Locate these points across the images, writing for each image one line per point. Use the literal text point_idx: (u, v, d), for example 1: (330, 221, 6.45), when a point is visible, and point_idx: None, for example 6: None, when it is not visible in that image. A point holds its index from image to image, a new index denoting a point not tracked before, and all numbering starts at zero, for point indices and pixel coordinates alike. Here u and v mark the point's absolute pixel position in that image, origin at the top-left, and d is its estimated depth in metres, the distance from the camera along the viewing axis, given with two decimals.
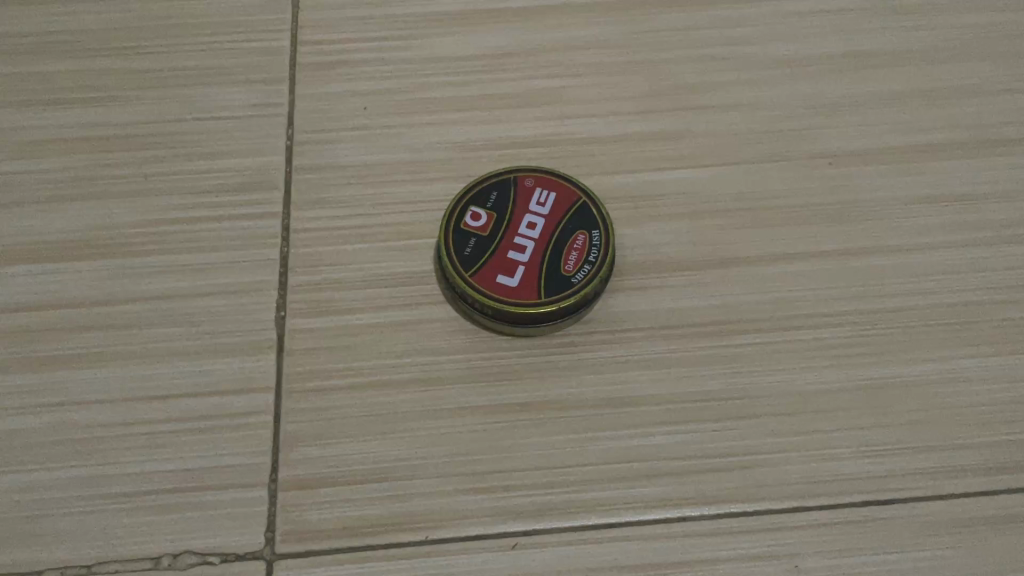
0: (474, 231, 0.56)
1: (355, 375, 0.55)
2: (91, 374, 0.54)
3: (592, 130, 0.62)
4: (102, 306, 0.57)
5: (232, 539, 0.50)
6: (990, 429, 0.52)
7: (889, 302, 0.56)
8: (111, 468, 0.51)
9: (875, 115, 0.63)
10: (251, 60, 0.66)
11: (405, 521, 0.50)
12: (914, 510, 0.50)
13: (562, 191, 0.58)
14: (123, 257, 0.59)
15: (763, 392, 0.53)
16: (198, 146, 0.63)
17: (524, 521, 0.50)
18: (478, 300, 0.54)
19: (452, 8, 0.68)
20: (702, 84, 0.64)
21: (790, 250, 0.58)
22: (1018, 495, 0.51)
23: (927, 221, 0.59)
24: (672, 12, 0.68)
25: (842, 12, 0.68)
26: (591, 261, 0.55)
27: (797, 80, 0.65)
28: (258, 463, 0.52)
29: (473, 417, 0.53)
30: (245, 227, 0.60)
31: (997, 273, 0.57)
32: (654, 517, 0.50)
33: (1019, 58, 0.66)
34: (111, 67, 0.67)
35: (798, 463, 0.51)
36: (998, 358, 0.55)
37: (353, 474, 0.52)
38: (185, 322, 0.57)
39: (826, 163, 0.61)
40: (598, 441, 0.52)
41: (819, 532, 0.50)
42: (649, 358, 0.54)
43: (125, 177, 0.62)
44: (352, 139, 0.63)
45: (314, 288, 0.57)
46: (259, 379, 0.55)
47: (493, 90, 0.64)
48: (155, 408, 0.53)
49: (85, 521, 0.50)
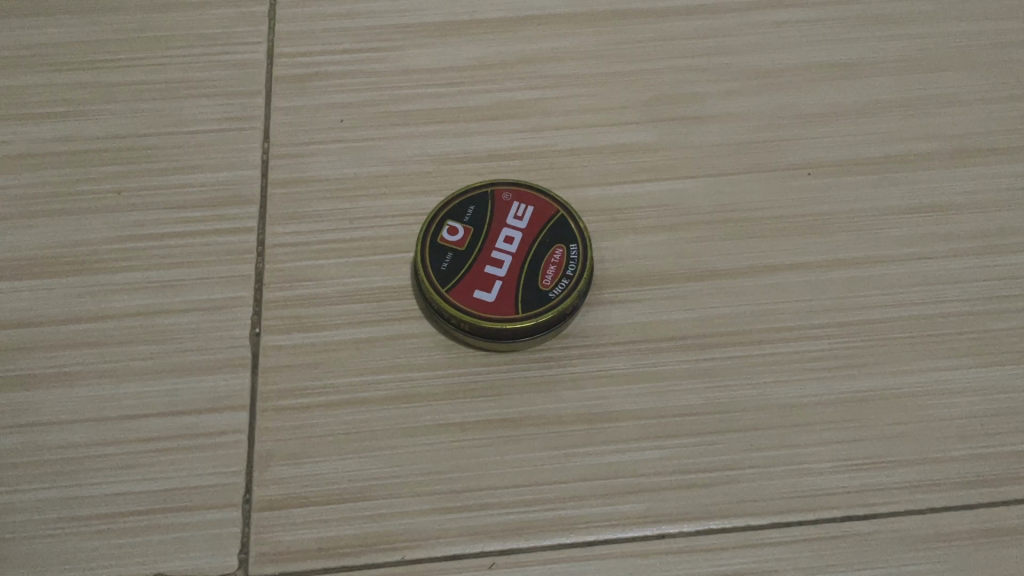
0: (451, 245, 0.55)
1: (333, 392, 0.53)
2: (62, 393, 0.53)
3: (571, 144, 0.63)
4: (71, 323, 0.55)
5: (206, 561, 0.48)
6: (963, 439, 0.53)
7: (862, 314, 0.57)
8: (83, 490, 0.50)
9: (845, 128, 0.65)
10: (227, 72, 0.65)
11: (384, 541, 0.49)
12: (892, 519, 0.51)
13: (540, 204, 0.57)
14: (92, 273, 0.57)
15: (741, 405, 0.53)
16: (171, 159, 0.62)
17: (506, 539, 0.49)
18: (456, 316, 0.53)
19: (431, 20, 0.68)
20: (678, 99, 0.65)
21: (765, 263, 0.59)
22: (990, 504, 0.52)
23: (896, 234, 0.60)
24: (650, 26, 0.68)
25: (813, 26, 0.69)
26: (570, 275, 0.54)
27: (771, 95, 0.66)
28: (232, 483, 0.51)
29: (453, 433, 0.52)
30: (218, 242, 0.59)
31: (967, 284, 0.59)
32: (636, 533, 0.50)
33: (982, 69, 0.68)
34: (81, 79, 0.65)
35: (779, 474, 0.52)
36: (973, 367, 0.56)
37: (330, 494, 0.50)
38: (157, 339, 0.55)
39: (800, 178, 0.62)
40: (579, 456, 0.52)
41: (799, 544, 0.50)
42: (632, 371, 0.54)
43: (95, 191, 0.61)
44: (330, 151, 0.62)
45: (290, 303, 0.56)
46: (235, 396, 0.53)
47: (473, 103, 0.64)
48: (128, 427, 0.52)
49: (56, 544, 0.49)
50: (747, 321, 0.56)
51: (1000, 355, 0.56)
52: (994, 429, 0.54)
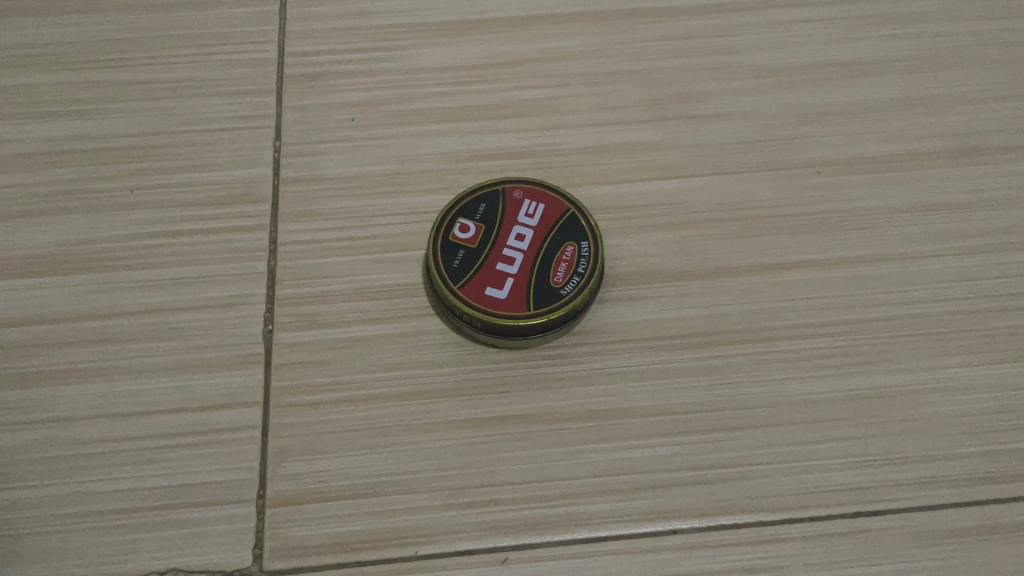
0: (462, 242, 0.55)
1: (344, 389, 0.54)
2: (75, 390, 0.53)
3: (580, 143, 0.63)
4: (83, 320, 0.56)
5: (219, 556, 0.49)
6: (972, 436, 0.54)
7: (870, 312, 0.57)
8: (97, 486, 0.51)
9: (853, 127, 0.65)
10: (237, 71, 0.66)
11: (396, 537, 0.49)
12: (902, 516, 0.51)
13: (550, 202, 0.57)
14: (105, 271, 0.58)
15: (751, 402, 0.54)
16: (181, 157, 0.62)
17: (518, 535, 0.49)
18: (467, 313, 0.53)
19: (438, 19, 0.68)
20: (687, 98, 0.66)
21: (774, 260, 0.59)
22: (999, 501, 0.52)
23: (905, 232, 0.61)
24: (658, 25, 0.69)
25: (820, 25, 0.70)
26: (581, 272, 0.54)
27: (779, 94, 0.66)
28: (246, 479, 0.51)
29: (464, 430, 0.52)
30: (230, 241, 0.59)
31: (976, 282, 0.59)
32: (646, 529, 0.50)
33: (990, 68, 0.68)
34: (93, 79, 0.66)
35: (789, 471, 0.52)
36: (981, 365, 0.56)
37: (342, 490, 0.51)
38: (170, 336, 0.56)
39: (808, 177, 0.62)
40: (590, 453, 0.52)
41: (809, 540, 0.50)
42: (642, 369, 0.55)
43: (108, 189, 0.61)
44: (340, 150, 0.62)
45: (301, 301, 0.56)
46: (247, 393, 0.54)
47: (481, 102, 0.65)
48: (142, 424, 0.52)
49: (70, 539, 0.49)
50: (755, 319, 0.56)
51: (1008, 353, 0.56)
52: (1003, 427, 0.54)
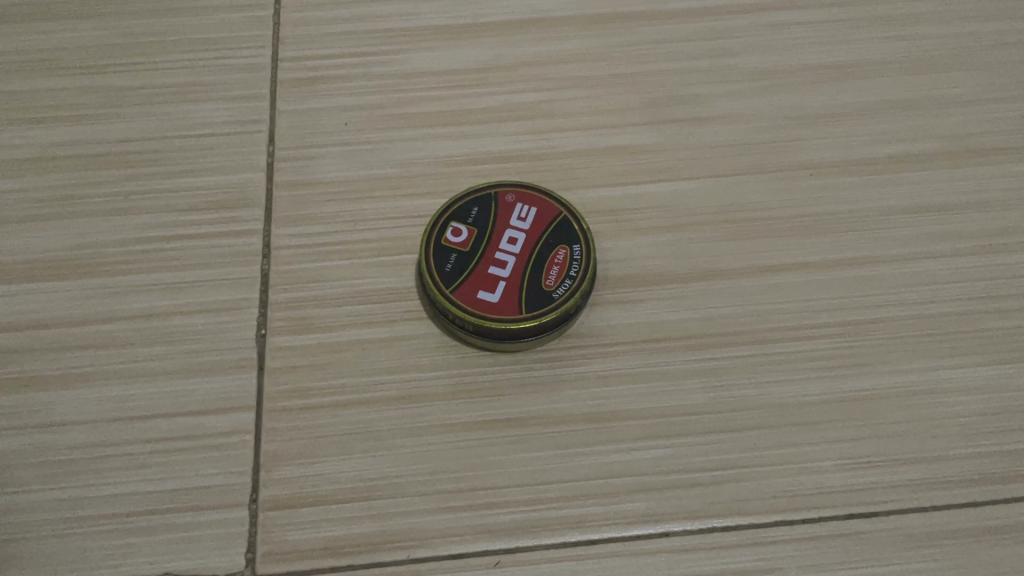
0: (455, 246, 0.55)
1: (338, 393, 0.54)
2: (70, 395, 0.54)
3: (574, 145, 0.63)
4: (79, 325, 0.56)
5: (213, 560, 0.49)
6: (967, 438, 0.54)
7: (865, 314, 0.57)
8: (91, 491, 0.51)
9: (848, 128, 0.65)
10: (233, 76, 0.66)
11: (390, 540, 0.49)
12: (896, 518, 0.51)
13: (543, 205, 0.57)
14: (100, 276, 0.58)
15: (745, 404, 0.54)
16: (177, 162, 0.62)
17: (511, 538, 0.50)
18: (460, 316, 0.53)
19: (433, 23, 0.68)
20: (680, 100, 0.66)
21: (768, 262, 0.59)
22: (994, 502, 0.52)
23: (899, 234, 0.60)
24: (652, 28, 0.69)
25: (814, 26, 0.70)
26: (573, 275, 0.54)
27: (773, 96, 0.66)
28: (239, 483, 0.51)
29: (457, 433, 0.52)
30: (224, 245, 0.59)
31: (971, 283, 0.59)
32: (639, 532, 0.50)
33: (985, 69, 0.68)
34: (88, 84, 0.66)
35: (783, 473, 0.52)
36: (977, 366, 0.56)
37: (335, 493, 0.51)
38: (165, 340, 0.56)
39: (802, 178, 0.62)
40: (583, 456, 0.52)
41: (802, 543, 0.50)
42: (635, 371, 0.55)
43: (103, 194, 0.61)
44: (335, 155, 0.62)
45: (296, 305, 0.57)
46: (241, 397, 0.54)
47: (476, 106, 0.65)
48: (136, 428, 0.53)
49: (65, 544, 0.49)
50: (750, 320, 0.56)
51: (1004, 354, 0.56)
52: (998, 428, 0.54)
